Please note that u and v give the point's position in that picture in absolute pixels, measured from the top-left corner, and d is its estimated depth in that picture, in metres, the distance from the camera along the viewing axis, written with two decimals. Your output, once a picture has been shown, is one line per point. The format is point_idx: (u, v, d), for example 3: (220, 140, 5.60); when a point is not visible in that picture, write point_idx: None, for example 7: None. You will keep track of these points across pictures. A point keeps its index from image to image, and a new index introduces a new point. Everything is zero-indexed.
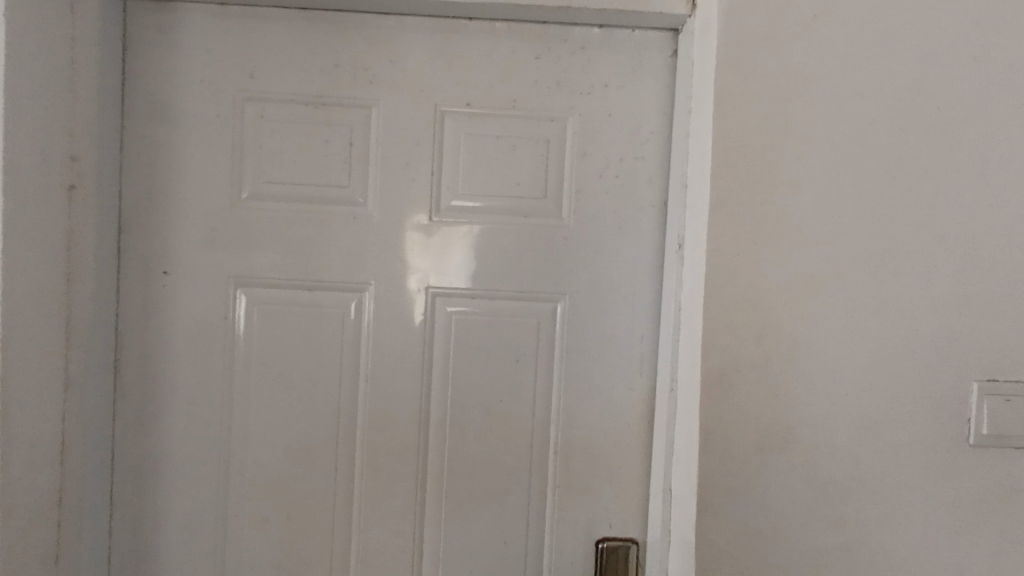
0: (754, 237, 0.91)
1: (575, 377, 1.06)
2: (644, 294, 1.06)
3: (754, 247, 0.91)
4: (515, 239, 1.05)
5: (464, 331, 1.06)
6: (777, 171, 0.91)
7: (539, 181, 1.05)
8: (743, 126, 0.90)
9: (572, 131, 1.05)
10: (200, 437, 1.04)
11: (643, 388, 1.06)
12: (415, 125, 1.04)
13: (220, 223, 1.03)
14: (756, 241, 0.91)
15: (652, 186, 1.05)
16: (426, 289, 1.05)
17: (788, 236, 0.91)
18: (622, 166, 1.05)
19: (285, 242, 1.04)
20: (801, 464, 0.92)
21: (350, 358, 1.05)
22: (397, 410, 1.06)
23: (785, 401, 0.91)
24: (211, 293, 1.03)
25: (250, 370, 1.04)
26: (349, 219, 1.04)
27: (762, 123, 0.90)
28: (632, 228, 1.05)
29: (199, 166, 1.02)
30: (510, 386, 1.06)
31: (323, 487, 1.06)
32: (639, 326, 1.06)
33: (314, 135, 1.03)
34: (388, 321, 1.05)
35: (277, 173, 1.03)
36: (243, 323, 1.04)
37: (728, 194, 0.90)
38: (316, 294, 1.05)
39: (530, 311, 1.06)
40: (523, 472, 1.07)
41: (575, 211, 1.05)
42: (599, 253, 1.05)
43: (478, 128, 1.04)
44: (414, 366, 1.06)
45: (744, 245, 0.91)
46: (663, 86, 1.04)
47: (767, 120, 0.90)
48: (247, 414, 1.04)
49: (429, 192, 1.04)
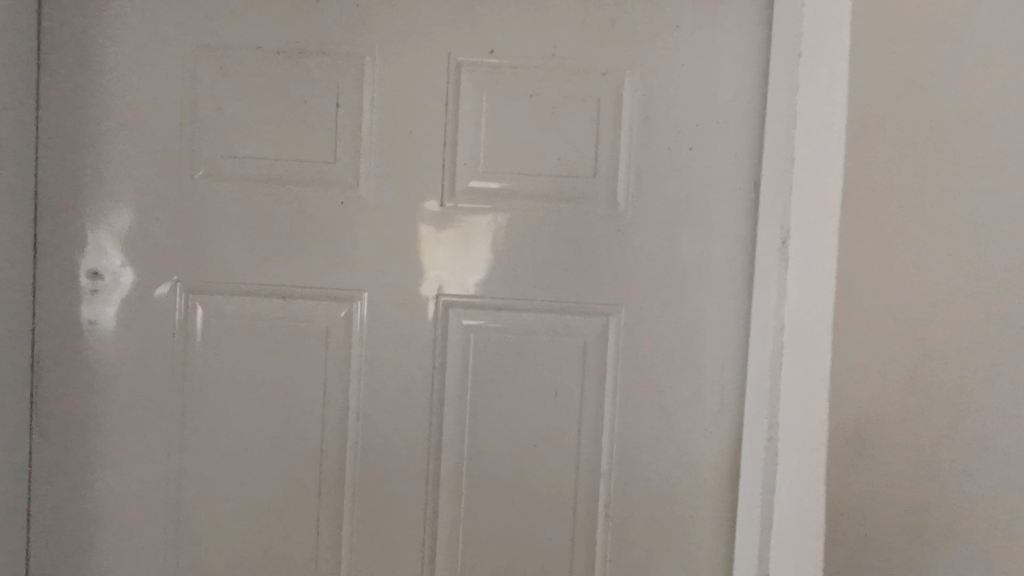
0: (911, 227, 0.62)
1: (632, 414, 0.80)
2: (724, 306, 0.79)
3: (911, 240, 0.63)
4: (557, 232, 0.80)
5: (485, 355, 0.80)
6: (949, 132, 0.62)
7: (586, 155, 0.79)
8: (896, 64, 0.62)
9: (631, 88, 0.79)
10: (143, 486, 0.81)
11: (724, 430, 0.80)
12: (421, 82, 0.79)
13: (169, 212, 0.79)
14: (915, 234, 0.62)
15: (739, 162, 0.78)
16: (439, 297, 0.80)
17: (964, 226, 0.62)
18: (697, 136, 0.79)
19: (254, 236, 0.79)
20: (978, 558, 0.63)
21: (336, 387, 0.81)
22: (397, 455, 0.81)
23: (953, 465, 0.63)
24: (156, 303, 0.80)
25: (208, 401, 0.81)
26: (336, 204, 0.79)
27: (931, 55, 0.61)
28: (710, 221, 0.79)
29: (139, 137, 0.79)
30: (545, 425, 0.81)
31: (305, 554, 0.82)
32: (718, 349, 0.80)
33: (289, 95, 0.79)
34: (389, 339, 0.80)
35: (241, 145, 0.79)
36: (199, 341, 0.80)
37: (877, 163, 0.62)
38: (291, 304, 0.80)
39: (573, 329, 0.80)
40: (563, 536, 0.81)
41: (633, 196, 0.79)
42: (664, 252, 0.79)
43: (505, 85, 0.79)
44: (420, 397, 0.81)
45: (897, 238, 0.63)
46: (755, 27, 0.78)
47: (934, 55, 0.62)
48: (206, 457, 0.81)
49: (442, 169, 0.79)
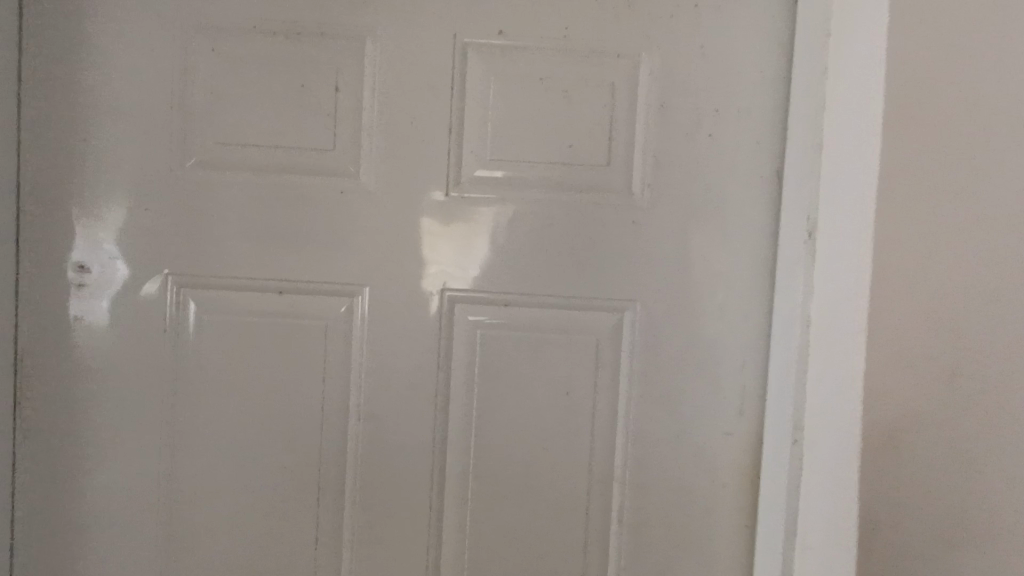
0: (952, 218, 0.58)
1: (647, 415, 0.77)
2: (745, 301, 0.76)
3: (951, 231, 0.58)
4: (569, 224, 0.76)
5: (494, 353, 0.77)
6: (994, 114, 0.57)
7: (600, 142, 0.75)
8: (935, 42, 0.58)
9: (648, 71, 0.75)
10: (134, 492, 0.77)
11: (744, 431, 0.76)
12: (426, 65, 0.74)
13: (159, 201, 0.75)
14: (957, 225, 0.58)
15: (762, 150, 0.75)
16: (444, 291, 0.76)
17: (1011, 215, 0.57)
18: (717, 122, 0.75)
19: (249, 227, 0.75)
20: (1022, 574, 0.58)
21: (337, 386, 0.77)
22: (401, 457, 0.78)
23: (996, 473, 0.58)
24: (146, 298, 0.76)
25: (202, 401, 0.77)
26: (335, 194, 0.75)
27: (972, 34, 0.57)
28: (731, 212, 0.75)
29: (127, 123, 0.74)
30: (556, 426, 0.77)
31: (304, 560, 0.78)
32: (739, 346, 0.76)
33: (287, 78, 0.74)
34: (392, 336, 0.76)
35: (235, 131, 0.75)
36: (192, 338, 0.76)
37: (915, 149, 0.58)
38: (289, 299, 0.76)
39: (587, 326, 0.77)
40: (574, 542, 0.78)
41: (649, 185, 0.75)
42: (681, 245, 0.75)
43: (514, 68, 0.75)
44: (424, 397, 0.77)
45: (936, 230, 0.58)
46: (779, 7, 0.74)
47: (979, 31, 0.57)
48: (199, 459, 0.77)
49: (448, 157, 0.75)
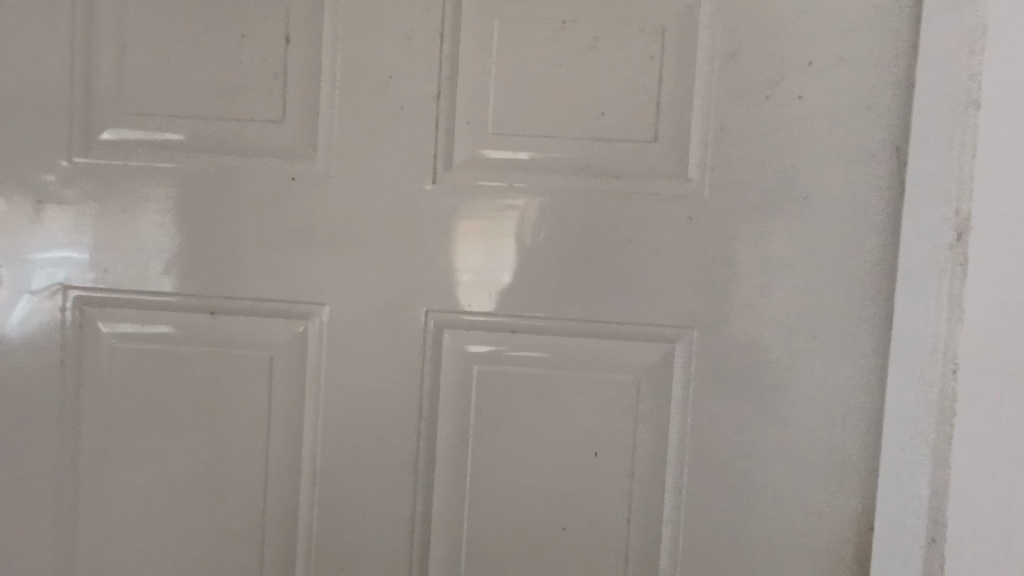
0: None
1: (704, 485, 0.56)
2: (845, 330, 0.54)
3: None
4: (600, 224, 0.55)
5: (494, 398, 0.57)
6: None
7: (639, 111, 0.55)
8: None
9: (710, 11, 0.54)
10: (28, 563, 0.60)
11: (840, 509, 0.55)
12: (404, 7, 0.55)
13: (55, 190, 0.57)
14: None
15: (872, 119, 0.53)
16: (429, 313, 0.57)
17: None
18: (806, 80, 0.53)
19: (172, 227, 0.57)
20: None
21: (286, 437, 0.58)
22: (368, 532, 0.58)
23: None
24: (40, 317, 0.58)
25: (111, 451, 0.59)
26: (284, 182, 0.56)
27: None
28: (824, 205, 0.54)
29: (16, 93, 0.57)
30: (576, 497, 0.57)
31: None
32: (836, 394, 0.54)
33: (221, 28, 0.56)
34: (358, 372, 0.57)
35: (153, 99, 0.57)
36: (98, 370, 0.58)
37: None
38: (223, 322, 0.58)
39: (619, 362, 0.56)
40: None
41: (709, 169, 0.54)
42: (754, 252, 0.54)
43: (524, 10, 0.55)
44: (400, 452, 0.58)
45: None
46: None
47: None
48: (107, 526, 0.59)
49: (432, 131, 0.56)
